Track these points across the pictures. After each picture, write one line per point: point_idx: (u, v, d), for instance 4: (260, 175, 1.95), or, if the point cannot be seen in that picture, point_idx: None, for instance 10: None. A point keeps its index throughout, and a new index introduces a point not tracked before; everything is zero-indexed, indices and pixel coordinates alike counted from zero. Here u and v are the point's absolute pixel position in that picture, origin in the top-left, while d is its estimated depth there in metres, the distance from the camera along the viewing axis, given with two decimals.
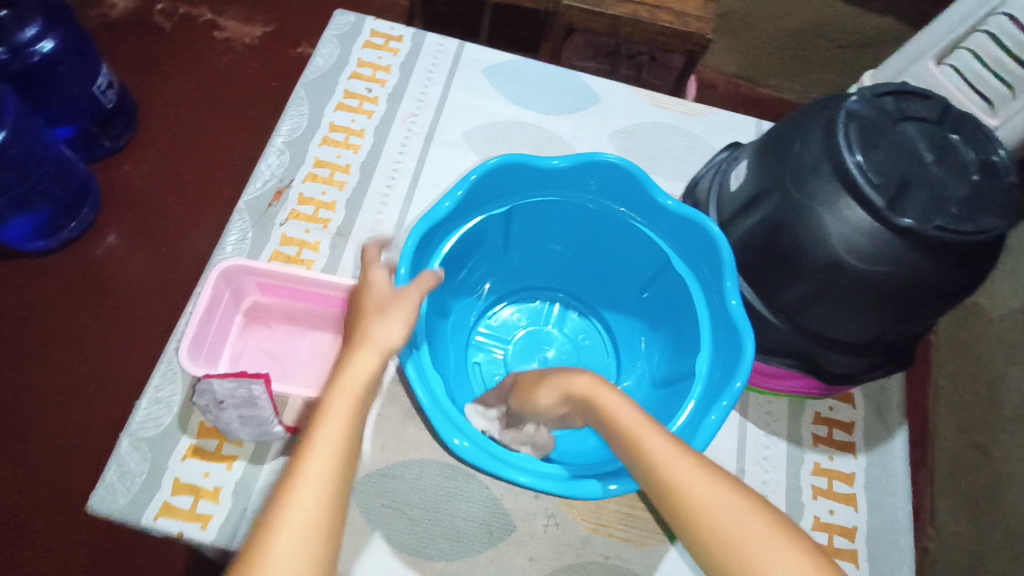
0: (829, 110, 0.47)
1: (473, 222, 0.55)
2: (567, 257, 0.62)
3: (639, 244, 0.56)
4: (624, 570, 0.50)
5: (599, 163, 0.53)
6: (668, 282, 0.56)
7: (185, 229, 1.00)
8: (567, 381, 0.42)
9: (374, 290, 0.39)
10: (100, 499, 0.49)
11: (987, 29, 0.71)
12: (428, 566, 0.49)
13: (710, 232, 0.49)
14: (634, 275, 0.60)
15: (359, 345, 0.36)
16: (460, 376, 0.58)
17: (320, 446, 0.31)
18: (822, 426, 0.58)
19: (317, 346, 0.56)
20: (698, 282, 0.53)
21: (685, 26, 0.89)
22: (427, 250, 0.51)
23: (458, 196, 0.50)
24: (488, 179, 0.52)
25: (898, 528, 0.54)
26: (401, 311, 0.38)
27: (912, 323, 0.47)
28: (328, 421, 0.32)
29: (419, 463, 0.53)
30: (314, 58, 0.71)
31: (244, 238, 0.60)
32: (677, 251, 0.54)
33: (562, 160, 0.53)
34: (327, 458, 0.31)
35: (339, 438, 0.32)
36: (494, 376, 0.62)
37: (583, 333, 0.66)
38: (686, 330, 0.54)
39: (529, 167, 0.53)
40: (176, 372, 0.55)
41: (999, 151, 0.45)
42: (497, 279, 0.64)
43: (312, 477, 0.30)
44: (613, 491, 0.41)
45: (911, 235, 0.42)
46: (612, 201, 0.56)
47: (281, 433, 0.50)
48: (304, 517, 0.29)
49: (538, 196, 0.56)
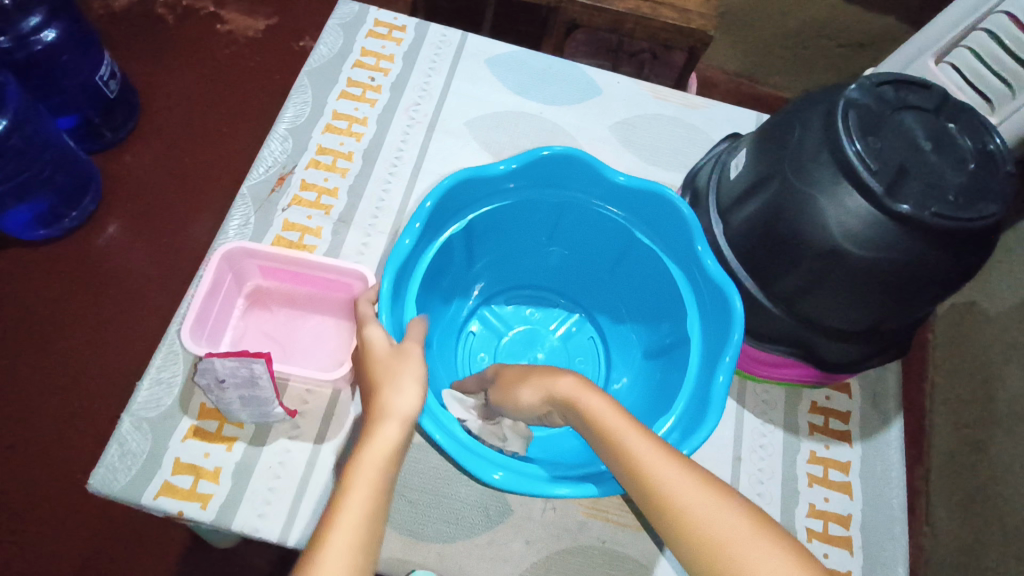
0: (830, 99, 0.47)
1: (487, 209, 0.55)
2: (602, 275, 0.62)
3: (666, 285, 0.55)
4: (620, 553, 0.51)
5: (661, 197, 0.52)
6: (680, 336, 0.54)
7: (186, 218, 1.00)
8: (552, 382, 0.42)
9: (381, 347, 0.41)
10: (100, 478, 0.49)
11: (988, 28, 0.71)
12: (426, 548, 0.49)
13: (731, 308, 0.47)
14: (656, 318, 0.58)
15: (378, 408, 0.37)
16: (445, 348, 0.60)
17: (381, 438, 0.35)
18: (818, 415, 0.58)
19: (318, 329, 0.57)
20: (705, 347, 0.50)
21: (687, 22, 0.89)
22: (434, 227, 0.53)
23: (503, 168, 0.53)
24: (532, 167, 0.54)
25: (893, 515, 0.54)
26: (411, 365, 0.39)
27: (908, 311, 0.48)
28: (362, 460, 0.34)
29: (418, 447, 0.53)
30: (318, 47, 0.71)
31: (246, 223, 0.60)
32: (698, 312, 0.52)
33: (628, 178, 0.53)
34: (361, 502, 0.32)
35: (374, 477, 0.33)
36: (479, 355, 0.64)
37: (581, 355, 0.64)
38: (673, 375, 0.53)
39: (597, 172, 0.54)
40: (177, 354, 0.55)
41: (995, 139, 0.46)
42: (500, 273, 0.65)
43: (372, 468, 0.34)
44: (492, 482, 0.42)
45: (909, 221, 0.42)
46: (656, 239, 0.55)
47: (281, 414, 0.51)
48: (340, 556, 0.30)
49: (594, 204, 0.56)
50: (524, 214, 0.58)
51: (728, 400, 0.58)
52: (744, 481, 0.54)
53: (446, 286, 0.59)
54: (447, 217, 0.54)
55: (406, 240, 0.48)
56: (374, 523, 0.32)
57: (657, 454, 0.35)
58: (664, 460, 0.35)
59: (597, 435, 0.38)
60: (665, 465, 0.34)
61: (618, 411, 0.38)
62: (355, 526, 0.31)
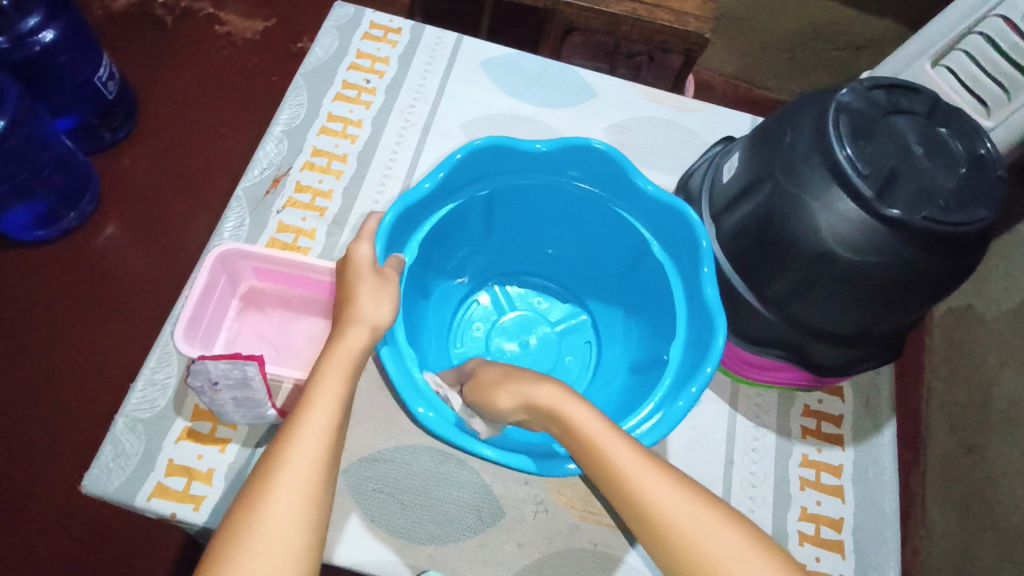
0: (820, 103, 0.48)
1: (489, 191, 0.56)
2: (613, 282, 0.62)
3: (664, 294, 0.55)
4: (611, 557, 0.51)
5: (682, 215, 0.51)
6: (665, 343, 0.53)
7: (184, 219, 1.00)
8: (532, 390, 0.41)
9: (363, 271, 0.43)
10: (94, 479, 0.49)
11: (983, 30, 0.71)
12: (417, 550, 0.49)
13: (714, 342, 0.46)
14: (648, 335, 0.57)
15: (348, 325, 0.40)
16: (440, 311, 0.62)
17: (321, 398, 0.36)
18: (811, 419, 0.58)
19: (311, 331, 0.57)
20: (678, 375, 0.49)
21: (683, 25, 0.89)
22: (444, 194, 0.54)
23: (542, 146, 0.53)
24: (562, 155, 0.54)
25: (885, 519, 0.54)
26: (386, 293, 0.42)
27: (898, 315, 0.48)
28: (326, 381, 0.36)
29: (410, 449, 0.53)
30: (314, 48, 0.72)
31: (241, 225, 0.61)
32: (684, 337, 0.51)
33: (656, 189, 0.52)
34: (323, 420, 0.35)
35: (335, 398, 0.36)
36: (475, 325, 0.65)
37: (570, 354, 0.64)
38: (650, 378, 0.52)
39: (628, 175, 0.53)
40: (172, 356, 0.56)
41: (986, 144, 0.46)
42: (499, 261, 0.65)
43: (314, 424, 0.35)
44: (415, 415, 0.43)
45: (898, 225, 0.42)
46: (668, 249, 0.54)
47: (274, 416, 0.51)
48: (301, 478, 0.33)
49: (618, 207, 0.56)
50: (539, 201, 0.58)
51: (720, 403, 0.58)
52: (737, 485, 0.54)
53: (434, 278, 0.60)
54: (452, 192, 0.55)
55: (426, 184, 0.51)
56: (318, 477, 0.33)
57: (652, 474, 0.35)
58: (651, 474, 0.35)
59: (582, 448, 0.38)
60: (655, 482, 0.35)
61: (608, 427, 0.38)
62: (297, 481, 0.33)
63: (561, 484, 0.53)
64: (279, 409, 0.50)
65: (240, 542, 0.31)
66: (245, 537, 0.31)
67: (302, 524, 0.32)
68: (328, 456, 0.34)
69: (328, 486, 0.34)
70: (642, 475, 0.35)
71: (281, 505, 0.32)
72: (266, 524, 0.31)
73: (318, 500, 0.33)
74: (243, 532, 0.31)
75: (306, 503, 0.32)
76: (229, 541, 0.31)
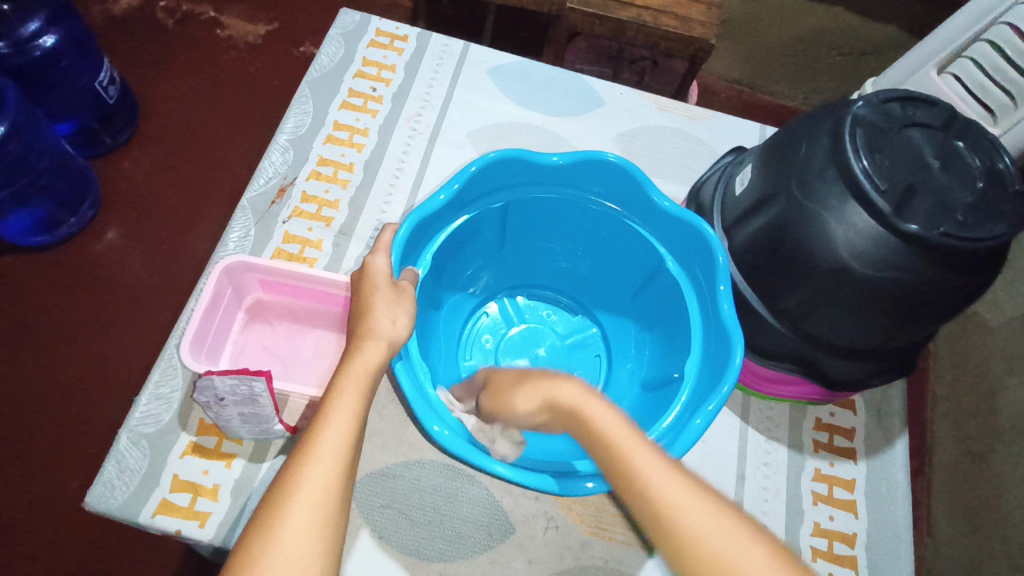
0: (836, 114, 0.47)
1: (502, 201, 0.55)
2: (627, 295, 0.61)
3: (678, 311, 0.54)
4: (623, 574, 0.50)
5: (698, 231, 0.50)
6: (678, 360, 0.52)
7: (186, 225, 1.00)
8: (553, 388, 0.41)
9: (378, 284, 0.42)
10: (98, 495, 0.48)
11: (989, 38, 0.71)
12: (427, 568, 0.48)
13: (731, 359, 0.45)
14: (662, 351, 0.56)
15: (364, 339, 0.39)
16: (449, 324, 0.61)
17: (336, 417, 0.35)
18: (823, 432, 0.58)
19: (318, 344, 0.56)
20: (695, 393, 0.48)
21: (689, 31, 0.89)
22: (458, 205, 0.53)
23: (556, 159, 0.53)
24: (577, 169, 0.54)
25: (899, 534, 0.54)
26: (402, 307, 0.41)
27: (914, 330, 0.47)
28: (341, 398, 0.36)
29: (419, 464, 0.53)
30: (320, 56, 0.71)
31: (246, 235, 0.60)
32: (700, 353, 0.50)
33: (672, 205, 0.52)
34: (338, 439, 0.34)
35: (350, 415, 0.35)
36: (483, 338, 0.64)
37: (580, 367, 0.63)
38: (663, 396, 0.51)
39: (642, 190, 0.53)
40: (176, 369, 0.55)
41: (1004, 159, 0.46)
42: (508, 271, 0.65)
43: (329, 444, 0.34)
44: (430, 433, 0.42)
45: (916, 240, 0.42)
46: (683, 266, 0.54)
47: (281, 431, 0.50)
48: (316, 500, 0.32)
49: (630, 221, 0.55)
50: (553, 213, 0.58)
51: (731, 416, 0.58)
52: (749, 500, 0.54)
53: (444, 290, 0.59)
54: (465, 204, 0.54)
55: (441, 195, 0.50)
56: (334, 497, 0.32)
57: (663, 469, 0.34)
58: (668, 477, 0.33)
59: (599, 447, 0.37)
60: (671, 482, 0.33)
61: (624, 424, 0.37)
62: (313, 503, 0.32)
63: (572, 500, 0.52)
64: (287, 425, 0.49)
65: (254, 566, 0.30)
66: (260, 562, 0.30)
67: (319, 548, 0.31)
68: (343, 477, 0.33)
69: (345, 506, 0.33)
70: (659, 477, 0.33)
71: (295, 528, 0.31)
72: (282, 547, 0.30)
73: (333, 524, 0.32)
74: (257, 557, 0.30)
75: (323, 525, 0.31)
76: (244, 563, 0.30)
